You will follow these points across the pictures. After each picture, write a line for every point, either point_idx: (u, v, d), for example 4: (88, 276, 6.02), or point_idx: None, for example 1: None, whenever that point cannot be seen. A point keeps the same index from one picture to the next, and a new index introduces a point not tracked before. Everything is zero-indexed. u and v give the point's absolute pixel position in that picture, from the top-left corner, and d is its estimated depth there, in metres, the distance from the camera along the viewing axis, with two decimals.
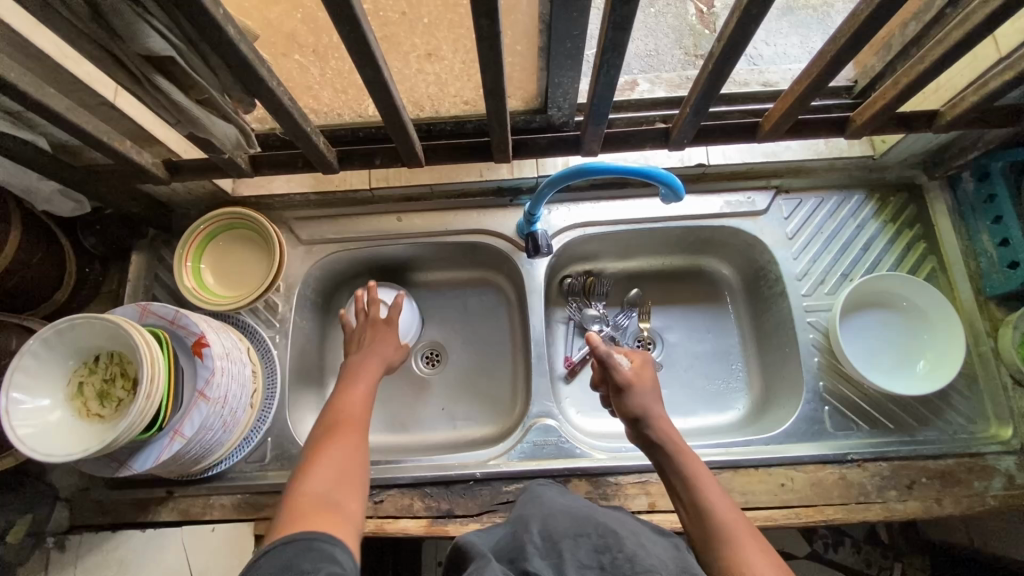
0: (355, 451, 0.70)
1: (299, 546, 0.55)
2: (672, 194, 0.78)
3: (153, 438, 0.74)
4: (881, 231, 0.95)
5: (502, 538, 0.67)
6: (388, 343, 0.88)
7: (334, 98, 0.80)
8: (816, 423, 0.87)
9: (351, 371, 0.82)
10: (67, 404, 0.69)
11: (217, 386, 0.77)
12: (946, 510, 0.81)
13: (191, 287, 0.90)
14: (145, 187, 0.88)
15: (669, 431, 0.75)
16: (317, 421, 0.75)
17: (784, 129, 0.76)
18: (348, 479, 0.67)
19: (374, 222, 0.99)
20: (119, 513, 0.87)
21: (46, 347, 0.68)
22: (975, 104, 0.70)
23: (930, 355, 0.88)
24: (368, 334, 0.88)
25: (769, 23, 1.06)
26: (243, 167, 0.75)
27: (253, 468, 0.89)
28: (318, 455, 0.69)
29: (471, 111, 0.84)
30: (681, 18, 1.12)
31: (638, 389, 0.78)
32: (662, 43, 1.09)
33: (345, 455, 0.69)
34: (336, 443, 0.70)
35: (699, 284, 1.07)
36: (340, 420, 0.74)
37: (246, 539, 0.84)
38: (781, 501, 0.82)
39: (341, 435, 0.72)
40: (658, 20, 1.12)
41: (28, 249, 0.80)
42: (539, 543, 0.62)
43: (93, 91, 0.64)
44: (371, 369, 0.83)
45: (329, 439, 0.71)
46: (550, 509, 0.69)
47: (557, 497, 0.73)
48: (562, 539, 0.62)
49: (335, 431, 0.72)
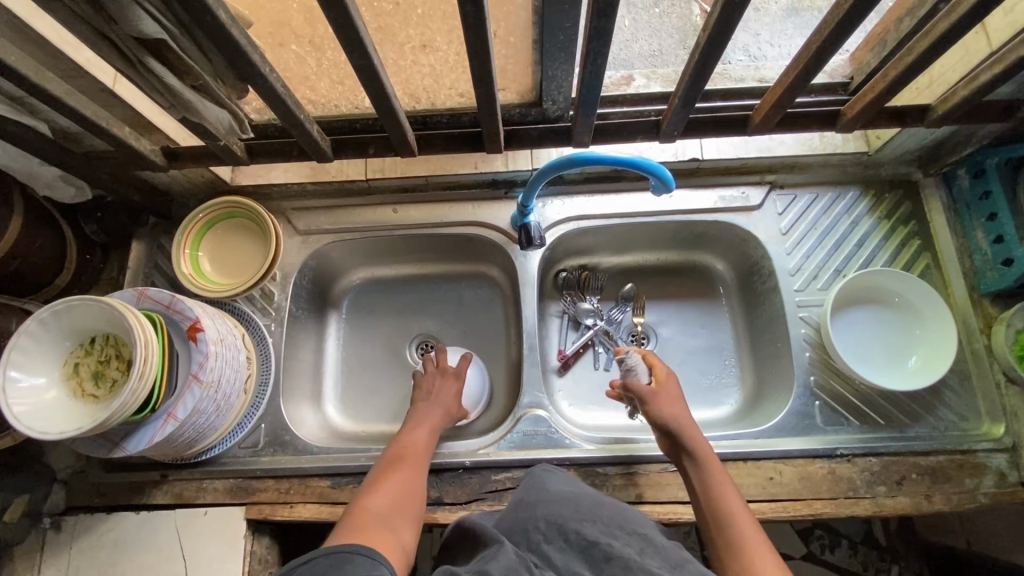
0: (414, 484, 0.76)
1: (342, 557, 0.57)
2: (662, 185, 0.78)
3: (147, 419, 0.75)
4: (875, 227, 0.95)
5: (504, 519, 0.70)
6: (452, 393, 0.91)
7: (331, 90, 0.81)
8: (806, 418, 0.87)
9: (415, 418, 0.86)
10: (63, 383, 0.70)
11: (210, 370, 0.78)
12: (936, 506, 0.81)
13: (188, 273, 0.91)
14: (144, 175, 0.90)
15: (698, 438, 0.76)
16: (385, 451, 0.81)
17: (775, 121, 0.77)
18: (404, 506, 0.72)
19: (370, 213, 1.01)
20: (113, 495, 0.88)
21: (43, 328, 0.70)
22: (966, 98, 0.70)
23: (921, 352, 0.88)
24: (433, 382, 0.92)
25: (773, 23, 1.07)
26: (237, 154, 0.76)
27: (246, 453, 0.89)
28: (383, 479, 0.75)
29: (466, 104, 0.87)
30: (685, 18, 1.12)
31: (658, 400, 0.80)
32: (665, 42, 1.10)
33: (405, 483, 0.75)
34: (398, 476, 0.76)
35: (694, 280, 1.07)
36: (403, 452, 0.80)
37: (238, 522, 0.85)
38: (769, 494, 0.82)
39: (404, 468, 0.77)
40: (662, 19, 1.13)
41: (29, 234, 0.82)
42: (542, 527, 0.63)
43: (92, 77, 0.65)
44: (438, 416, 0.87)
45: (395, 467, 0.77)
46: (555, 496, 0.69)
47: (560, 484, 0.72)
48: (568, 521, 0.63)
49: (403, 462, 0.78)
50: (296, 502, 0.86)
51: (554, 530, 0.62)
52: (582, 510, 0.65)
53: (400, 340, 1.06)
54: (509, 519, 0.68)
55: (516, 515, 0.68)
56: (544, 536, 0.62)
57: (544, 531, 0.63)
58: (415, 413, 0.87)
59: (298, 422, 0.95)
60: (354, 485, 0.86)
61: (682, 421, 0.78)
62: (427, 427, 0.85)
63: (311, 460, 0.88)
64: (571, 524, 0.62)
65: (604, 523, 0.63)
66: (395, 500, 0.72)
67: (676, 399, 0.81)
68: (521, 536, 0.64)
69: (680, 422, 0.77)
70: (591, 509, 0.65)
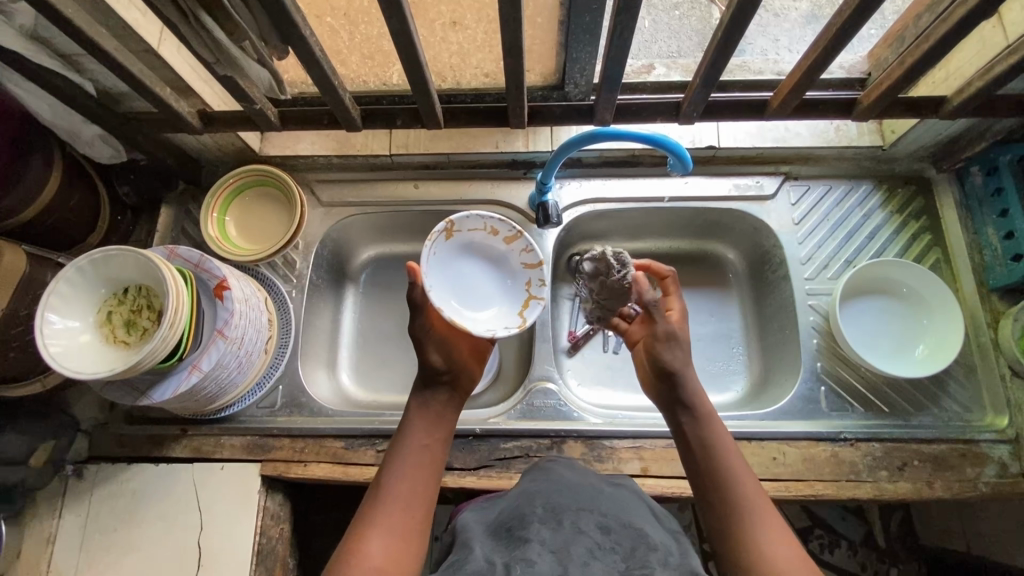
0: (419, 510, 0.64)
1: None
2: (680, 164, 0.80)
3: (173, 369, 0.78)
4: (887, 221, 0.96)
5: (504, 509, 0.69)
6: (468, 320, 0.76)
7: (361, 64, 0.85)
8: (811, 402, 0.89)
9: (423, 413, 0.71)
10: (97, 329, 0.74)
11: (235, 327, 0.81)
12: (938, 493, 0.82)
13: (214, 236, 0.94)
14: (177, 139, 0.93)
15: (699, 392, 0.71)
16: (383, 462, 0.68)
17: (792, 107, 0.80)
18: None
19: (392, 188, 1.03)
20: (134, 447, 0.91)
21: (81, 277, 0.73)
22: (980, 89, 0.72)
23: (929, 340, 0.90)
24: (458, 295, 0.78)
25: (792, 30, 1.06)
26: (271, 120, 0.79)
27: (263, 412, 0.92)
28: (353, 555, 0.58)
29: (490, 84, 0.89)
30: (704, 21, 1.13)
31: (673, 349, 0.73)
32: (685, 45, 1.10)
33: (389, 553, 0.59)
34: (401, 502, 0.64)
35: (705, 269, 1.09)
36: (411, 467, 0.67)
37: (253, 478, 0.88)
38: (772, 474, 0.83)
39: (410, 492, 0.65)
40: (682, 22, 1.13)
41: (66, 189, 0.85)
42: (540, 513, 0.64)
43: (139, 36, 0.69)
44: (432, 456, 0.68)
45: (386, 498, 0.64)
46: (559, 484, 0.69)
47: (567, 471, 0.74)
48: (565, 511, 0.63)
49: (385, 521, 0.62)
50: (310, 461, 0.88)
51: (550, 514, 0.63)
52: (581, 500, 0.66)
53: None
54: (499, 513, 0.68)
55: (517, 502, 0.68)
56: (538, 520, 0.62)
57: (541, 516, 0.63)
58: (399, 447, 0.68)
59: (314, 386, 0.97)
60: (367, 447, 0.89)
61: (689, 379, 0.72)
62: (413, 464, 0.67)
63: (327, 422, 0.91)
64: (567, 513, 0.63)
65: (603, 514, 0.64)
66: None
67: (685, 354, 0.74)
68: (516, 521, 0.64)
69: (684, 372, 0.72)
70: (589, 500, 0.66)
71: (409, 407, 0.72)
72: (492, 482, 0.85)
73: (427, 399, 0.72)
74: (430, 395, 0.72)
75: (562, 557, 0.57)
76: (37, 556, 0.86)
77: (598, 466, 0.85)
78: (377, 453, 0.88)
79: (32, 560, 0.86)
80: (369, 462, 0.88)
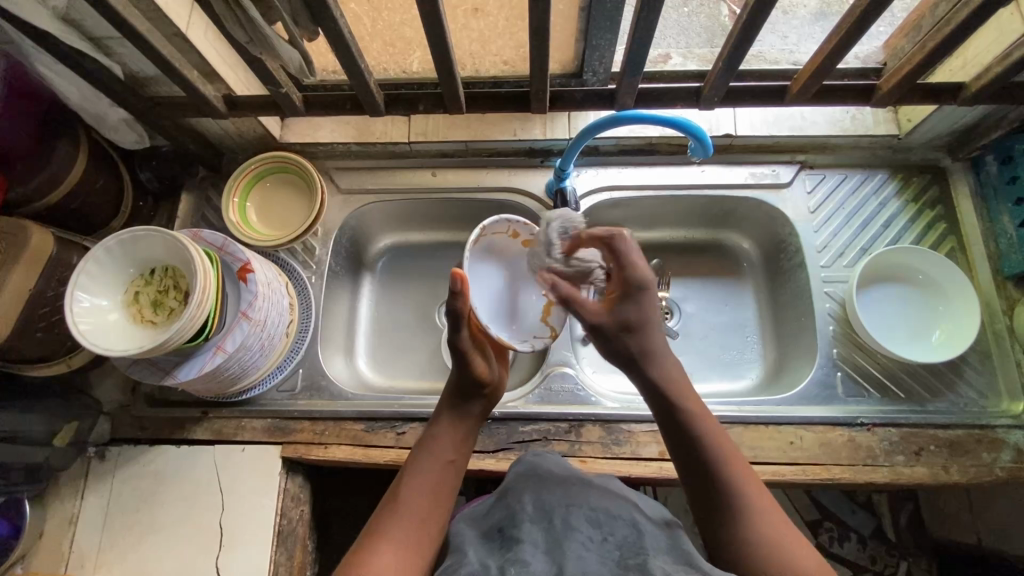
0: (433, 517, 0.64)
1: None
2: (701, 148, 0.81)
3: (197, 350, 0.79)
4: (902, 210, 0.97)
5: (493, 508, 0.67)
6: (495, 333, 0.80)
7: (383, 51, 0.86)
8: (828, 388, 0.89)
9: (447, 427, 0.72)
10: (124, 308, 0.75)
11: (259, 309, 0.82)
12: (954, 477, 0.82)
13: (236, 222, 0.95)
14: (200, 124, 0.94)
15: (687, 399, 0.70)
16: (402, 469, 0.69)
17: (811, 92, 0.80)
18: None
19: (410, 176, 1.04)
20: (156, 429, 0.92)
21: (109, 257, 0.74)
22: (999, 74, 0.73)
23: (945, 326, 0.90)
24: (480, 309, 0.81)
25: (801, 27, 1.00)
26: (296, 103, 0.81)
27: (284, 395, 0.94)
28: (364, 556, 0.59)
29: (509, 72, 0.89)
30: (713, 18, 1.03)
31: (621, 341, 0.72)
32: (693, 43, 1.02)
33: (403, 562, 0.59)
34: (417, 506, 0.64)
35: (718, 258, 1.09)
36: (431, 474, 0.67)
37: (274, 460, 0.88)
38: (789, 458, 0.84)
39: (428, 497, 0.65)
40: (690, 19, 1.04)
41: (91, 173, 0.86)
42: (530, 511, 0.63)
43: (170, 19, 0.70)
44: (452, 470, 0.69)
45: (403, 501, 0.64)
46: (546, 480, 0.68)
47: (553, 465, 0.72)
48: (554, 507, 0.62)
49: (401, 523, 0.62)
50: (330, 444, 0.89)
51: (539, 513, 0.62)
52: (571, 494, 0.65)
53: (431, 303, 1.10)
54: (489, 514, 0.67)
55: (504, 502, 0.67)
56: (528, 518, 0.61)
57: (530, 514, 0.62)
58: (423, 458, 0.69)
59: (332, 371, 0.98)
60: (387, 429, 0.90)
61: (660, 378, 0.71)
62: (436, 477, 0.67)
63: (347, 405, 0.92)
64: (557, 509, 0.62)
65: (593, 507, 0.63)
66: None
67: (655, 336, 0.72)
68: (506, 521, 0.63)
69: (652, 367, 0.71)
70: (578, 495, 0.65)
71: (439, 420, 0.73)
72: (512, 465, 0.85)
73: (456, 416, 0.73)
74: (462, 411, 0.74)
75: (555, 555, 0.56)
76: (59, 537, 0.87)
77: (616, 449, 0.85)
78: (397, 435, 0.89)
79: (54, 540, 0.87)
80: (389, 445, 0.89)
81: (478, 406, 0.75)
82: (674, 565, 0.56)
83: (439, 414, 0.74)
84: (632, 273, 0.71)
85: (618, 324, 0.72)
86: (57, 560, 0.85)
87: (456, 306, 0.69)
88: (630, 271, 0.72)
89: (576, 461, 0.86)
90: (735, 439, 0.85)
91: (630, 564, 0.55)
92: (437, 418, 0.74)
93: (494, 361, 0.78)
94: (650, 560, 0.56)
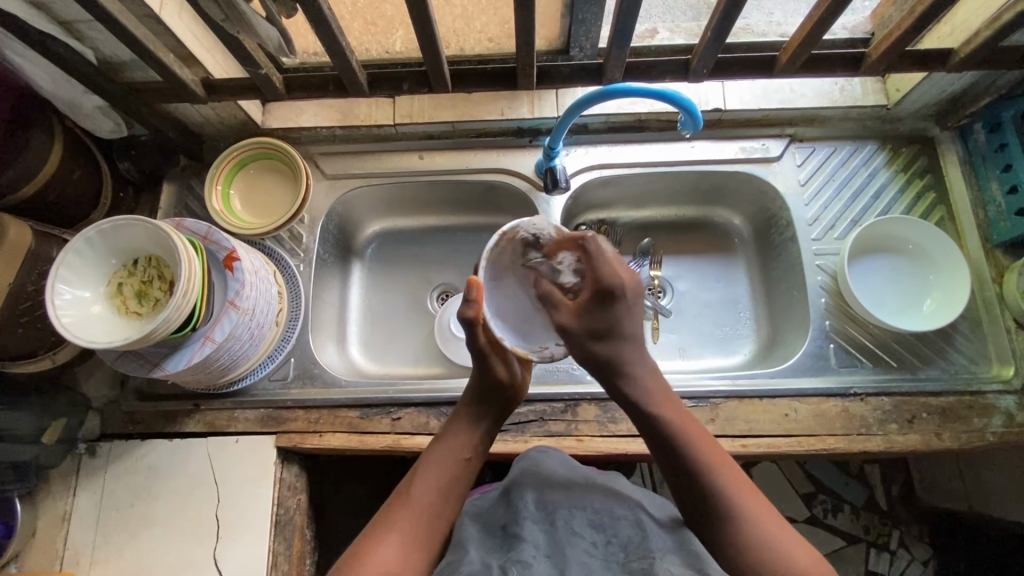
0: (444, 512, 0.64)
1: None
2: (691, 121, 0.80)
3: (186, 341, 0.77)
4: (892, 180, 0.97)
5: (495, 504, 0.69)
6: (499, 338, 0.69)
7: (364, 30, 0.84)
8: (821, 359, 0.90)
9: (465, 429, 0.70)
10: (108, 300, 0.73)
11: (247, 298, 0.81)
12: (946, 443, 0.83)
13: (219, 209, 0.93)
14: (178, 111, 0.92)
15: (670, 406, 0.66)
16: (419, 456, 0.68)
17: (800, 62, 0.80)
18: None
19: (396, 159, 1.02)
20: (147, 423, 0.91)
21: (89, 248, 0.72)
22: (988, 39, 0.73)
23: (936, 295, 0.91)
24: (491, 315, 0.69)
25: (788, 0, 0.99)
26: (277, 86, 0.79)
27: (276, 384, 0.92)
28: (373, 547, 0.59)
29: (495, 50, 0.88)
30: None
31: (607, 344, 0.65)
32: (681, 19, 0.99)
33: (410, 556, 0.59)
34: (429, 500, 0.64)
35: (710, 235, 1.09)
36: (447, 469, 0.67)
37: (268, 450, 0.88)
38: (784, 430, 0.85)
39: (442, 492, 0.65)
40: None
41: (67, 164, 0.84)
42: (532, 510, 0.64)
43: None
44: (468, 466, 0.69)
45: (417, 494, 0.64)
46: (549, 478, 0.69)
47: (558, 463, 0.72)
48: (557, 509, 0.64)
49: (413, 516, 0.62)
50: (324, 432, 0.88)
51: (542, 513, 0.64)
52: (574, 495, 0.66)
53: (422, 289, 1.09)
54: (490, 509, 0.68)
55: (505, 499, 0.68)
56: (530, 518, 0.63)
57: (532, 512, 0.63)
58: (439, 455, 0.68)
59: (324, 359, 0.97)
60: (382, 415, 0.89)
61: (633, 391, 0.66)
62: (450, 476, 0.66)
63: (340, 392, 0.91)
64: (560, 510, 0.63)
65: (595, 508, 0.64)
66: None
67: (627, 350, 0.66)
68: (509, 518, 0.64)
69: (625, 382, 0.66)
70: (581, 494, 0.66)
71: (456, 417, 0.72)
72: (508, 446, 0.85)
73: (479, 415, 0.72)
74: (482, 411, 0.72)
75: (558, 560, 0.58)
76: (52, 535, 0.85)
77: (613, 427, 0.85)
78: (392, 421, 0.89)
79: (47, 538, 0.85)
80: (385, 431, 0.88)
81: (498, 409, 0.73)
82: (680, 568, 0.56)
83: (459, 408, 0.72)
84: (605, 276, 0.63)
85: (585, 328, 0.64)
86: (51, 558, 0.84)
87: (468, 314, 0.67)
88: (602, 272, 0.63)
89: (573, 439, 0.86)
90: (731, 414, 0.85)
91: (635, 568, 0.57)
92: (455, 414, 0.72)
93: (517, 364, 0.74)
94: (656, 564, 0.56)
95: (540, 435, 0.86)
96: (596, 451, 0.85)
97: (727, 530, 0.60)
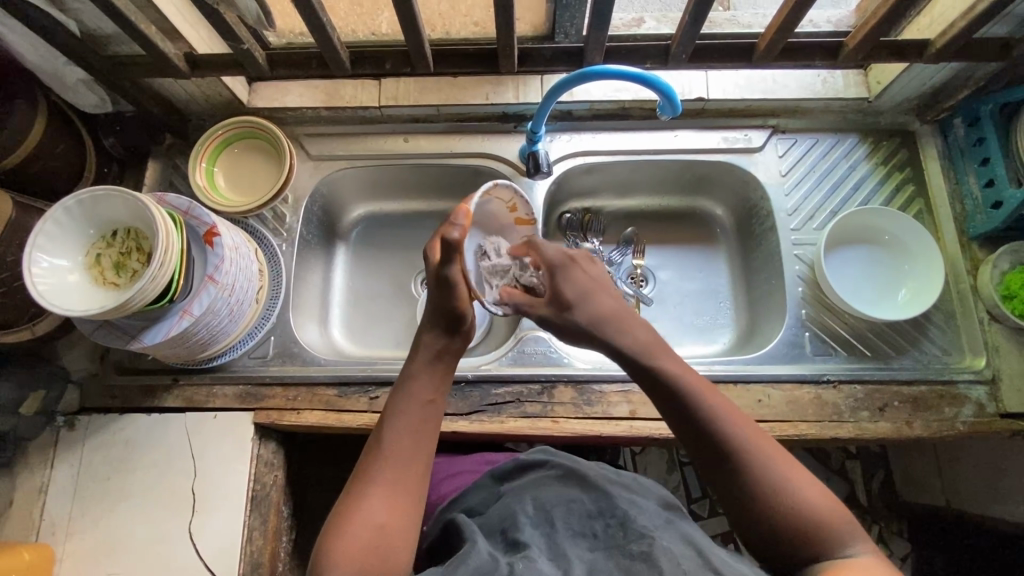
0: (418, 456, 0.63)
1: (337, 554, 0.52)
2: (670, 107, 0.80)
3: (164, 314, 0.78)
4: (872, 172, 0.97)
5: (494, 511, 0.69)
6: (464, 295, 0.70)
7: (350, 13, 0.86)
8: (796, 347, 0.90)
9: (421, 370, 0.69)
10: (86, 270, 0.74)
11: (226, 273, 0.81)
12: (917, 432, 0.84)
13: (202, 186, 0.94)
14: (163, 87, 0.92)
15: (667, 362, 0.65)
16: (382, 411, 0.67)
17: (778, 50, 0.80)
18: (388, 554, 0.56)
19: (381, 142, 1.03)
20: (127, 397, 0.91)
21: (67, 217, 0.73)
22: (963, 29, 0.75)
23: (911, 285, 0.92)
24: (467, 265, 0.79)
25: None
26: (259, 62, 0.81)
27: (255, 362, 0.93)
28: (354, 510, 0.58)
29: (480, 34, 0.89)
30: None
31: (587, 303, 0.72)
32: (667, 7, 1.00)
33: (393, 508, 0.59)
34: (398, 452, 0.63)
35: (693, 225, 1.10)
36: (412, 415, 0.65)
37: (247, 426, 0.88)
38: (758, 415, 0.85)
39: (410, 441, 0.64)
40: None
41: (51, 136, 0.85)
42: (531, 514, 0.64)
43: None
44: (433, 405, 0.67)
45: (387, 447, 0.63)
46: (545, 483, 0.70)
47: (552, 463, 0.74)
48: (555, 509, 0.64)
49: (386, 470, 0.61)
50: (302, 409, 0.89)
51: (540, 517, 0.64)
52: (568, 495, 0.67)
53: (407, 273, 1.09)
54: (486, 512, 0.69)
55: (503, 503, 0.69)
56: (529, 522, 0.63)
57: (531, 515, 0.64)
58: (399, 404, 0.66)
59: (305, 338, 0.98)
60: (360, 394, 0.90)
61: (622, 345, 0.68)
62: (416, 419, 0.65)
63: (319, 370, 0.92)
64: (558, 512, 0.64)
65: (592, 505, 0.65)
66: (372, 545, 0.56)
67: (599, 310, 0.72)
68: (509, 522, 0.64)
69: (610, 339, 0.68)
70: (576, 496, 0.67)
71: (414, 360, 0.70)
72: (484, 426, 0.86)
73: (434, 349, 0.70)
74: (441, 345, 0.71)
75: (560, 558, 0.57)
76: (28, 506, 0.86)
77: (588, 409, 0.86)
78: (370, 400, 0.89)
79: (22, 510, 0.86)
80: (363, 409, 0.89)
81: (456, 343, 0.72)
82: (679, 546, 0.57)
83: (417, 350, 0.71)
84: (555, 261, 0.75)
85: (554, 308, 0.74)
86: (28, 529, 0.85)
87: (455, 238, 0.65)
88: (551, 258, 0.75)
89: (549, 421, 0.86)
90: None
91: (635, 550, 0.56)
92: (413, 358, 0.71)
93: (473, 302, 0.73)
94: (655, 544, 0.56)
95: (516, 415, 0.87)
96: (571, 433, 0.85)
97: (748, 474, 0.57)
